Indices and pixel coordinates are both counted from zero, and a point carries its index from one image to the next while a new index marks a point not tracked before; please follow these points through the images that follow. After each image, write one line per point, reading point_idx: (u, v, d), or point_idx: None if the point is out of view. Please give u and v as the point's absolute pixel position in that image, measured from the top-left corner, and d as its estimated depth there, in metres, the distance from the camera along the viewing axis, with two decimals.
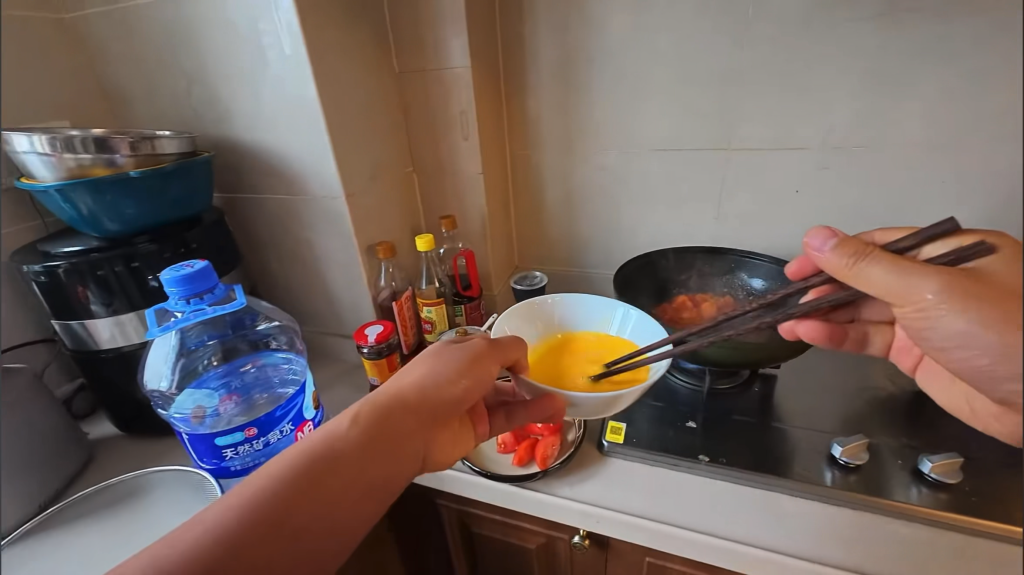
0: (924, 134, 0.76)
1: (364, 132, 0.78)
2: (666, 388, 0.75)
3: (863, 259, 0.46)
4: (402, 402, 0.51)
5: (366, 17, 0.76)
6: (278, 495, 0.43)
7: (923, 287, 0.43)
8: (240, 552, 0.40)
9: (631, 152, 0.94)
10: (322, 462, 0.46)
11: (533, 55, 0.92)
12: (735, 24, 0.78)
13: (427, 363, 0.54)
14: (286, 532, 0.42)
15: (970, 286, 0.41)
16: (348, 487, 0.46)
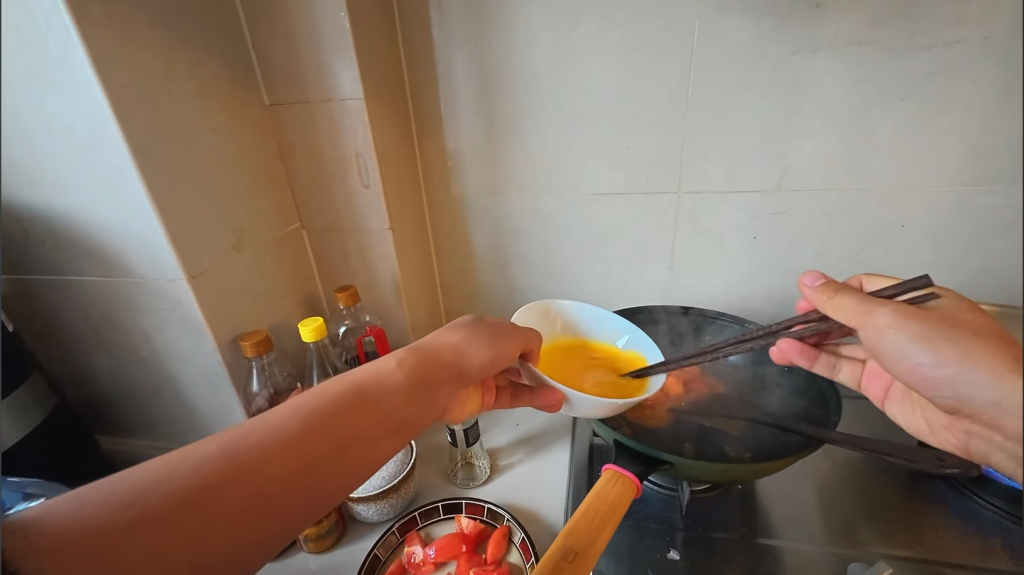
0: (882, 178, 0.69)
1: (215, 187, 0.56)
2: (637, 498, 0.63)
3: (837, 287, 0.45)
4: (443, 352, 0.53)
5: (210, 32, 0.55)
6: (324, 422, 0.44)
7: (880, 308, 0.41)
8: (280, 457, 0.41)
9: (569, 199, 0.81)
10: (364, 399, 0.47)
11: (448, 87, 0.76)
12: (679, 54, 0.67)
13: (465, 330, 0.55)
14: (322, 455, 0.42)
15: (933, 316, 0.39)
16: (374, 423, 0.46)
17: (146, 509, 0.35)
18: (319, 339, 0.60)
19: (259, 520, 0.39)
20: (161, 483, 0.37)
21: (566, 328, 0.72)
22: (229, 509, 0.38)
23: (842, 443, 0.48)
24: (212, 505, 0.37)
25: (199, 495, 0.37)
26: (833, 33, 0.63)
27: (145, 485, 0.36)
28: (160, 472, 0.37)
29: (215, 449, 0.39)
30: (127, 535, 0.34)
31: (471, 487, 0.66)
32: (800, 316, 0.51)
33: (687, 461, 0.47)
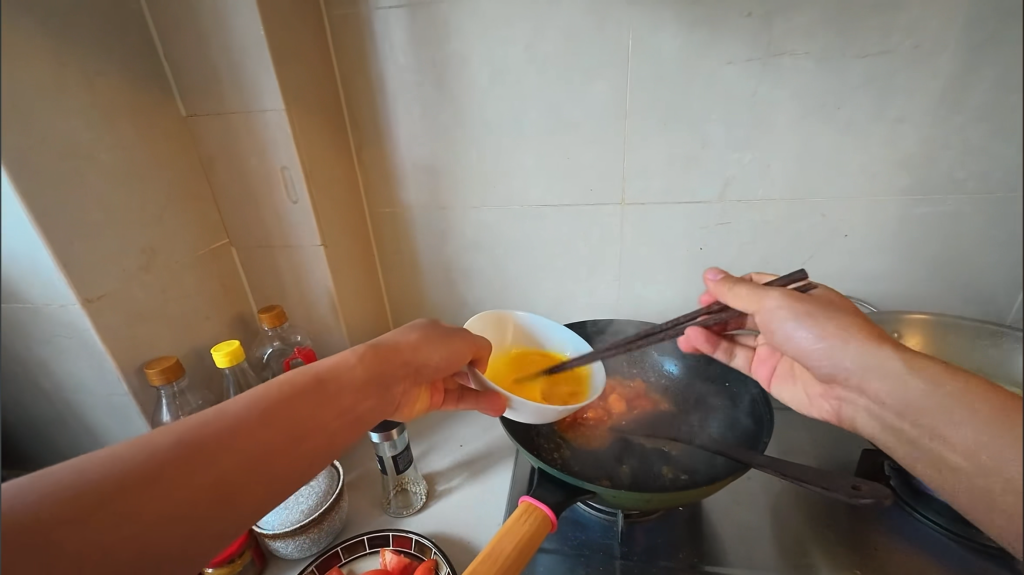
0: (824, 190, 0.68)
1: (122, 206, 0.53)
2: (575, 521, 0.61)
3: (734, 281, 0.49)
4: (405, 349, 0.51)
5: (119, 43, 0.52)
6: (271, 418, 0.41)
7: (771, 293, 0.46)
8: (222, 458, 0.38)
9: (514, 211, 0.78)
10: (316, 396, 0.44)
11: (384, 99, 0.74)
12: (614, 65, 0.66)
13: (422, 330, 0.53)
14: (267, 454, 0.40)
15: (810, 298, 0.46)
16: (330, 418, 0.44)
17: (77, 504, 0.32)
18: (234, 363, 0.59)
19: (205, 516, 0.36)
20: (96, 475, 0.33)
21: (516, 336, 0.67)
22: (174, 503, 0.35)
23: (765, 467, 0.48)
24: (154, 500, 0.34)
25: (140, 488, 0.34)
26: (767, 43, 0.62)
27: (74, 480, 0.33)
28: (91, 465, 0.33)
29: (157, 441, 0.36)
30: (59, 532, 0.31)
31: (404, 516, 0.62)
32: (704, 307, 0.54)
33: (609, 490, 0.48)
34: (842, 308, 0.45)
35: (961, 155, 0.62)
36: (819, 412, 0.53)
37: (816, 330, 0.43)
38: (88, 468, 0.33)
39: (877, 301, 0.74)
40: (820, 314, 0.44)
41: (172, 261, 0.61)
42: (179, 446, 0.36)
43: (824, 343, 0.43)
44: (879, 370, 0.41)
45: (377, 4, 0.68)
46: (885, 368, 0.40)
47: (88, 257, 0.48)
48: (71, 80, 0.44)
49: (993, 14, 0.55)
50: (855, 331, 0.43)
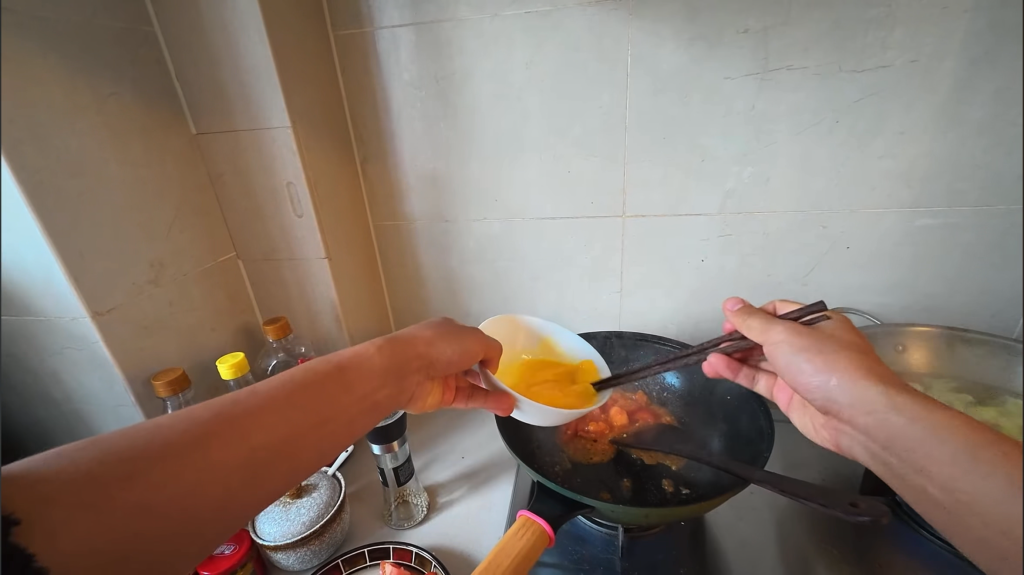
0: (826, 203, 0.68)
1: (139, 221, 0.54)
2: (575, 537, 0.61)
3: (749, 311, 0.50)
4: (422, 341, 0.53)
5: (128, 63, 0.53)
6: (295, 402, 0.43)
7: (778, 326, 0.47)
8: (251, 435, 0.40)
9: (515, 223, 0.79)
10: (337, 384, 0.46)
11: (388, 115, 0.76)
12: (613, 81, 0.67)
13: (440, 328, 0.54)
14: (290, 435, 0.42)
15: (816, 333, 0.45)
16: (348, 404, 0.46)
17: (117, 470, 0.34)
18: (239, 375, 0.60)
19: (232, 487, 0.38)
20: (135, 444, 0.35)
21: (527, 340, 0.67)
22: (203, 475, 0.37)
23: (763, 482, 0.48)
24: (186, 470, 0.36)
25: (171, 459, 0.36)
26: (764, 59, 0.62)
27: (115, 450, 0.34)
28: (130, 436, 0.35)
29: (190, 415, 0.38)
30: (104, 495, 0.33)
31: (405, 528, 0.62)
32: (728, 334, 0.53)
33: (607, 504, 0.48)
34: (850, 346, 0.44)
35: (959, 166, 0.62)
36: (825, 441, 0.53)
37: (815, 362, 0.44)
38: (129, 438, 0.35)
39: (879, 312, 0.73)
40: (821, 351, 0.44)
41: (179, 275, 0.61)
42: (210, 421, 0.39)
43: (818, 376, 0.44)
44: (864, 406, 0.40)
45: (381, 23, 0.70)
46: (869, 403, 0.40)
47: (111, 275, 0.49)
48: (83, 102, 0.44)
49: (987, 28, 0.55)
50: (855, 367, 0.42)
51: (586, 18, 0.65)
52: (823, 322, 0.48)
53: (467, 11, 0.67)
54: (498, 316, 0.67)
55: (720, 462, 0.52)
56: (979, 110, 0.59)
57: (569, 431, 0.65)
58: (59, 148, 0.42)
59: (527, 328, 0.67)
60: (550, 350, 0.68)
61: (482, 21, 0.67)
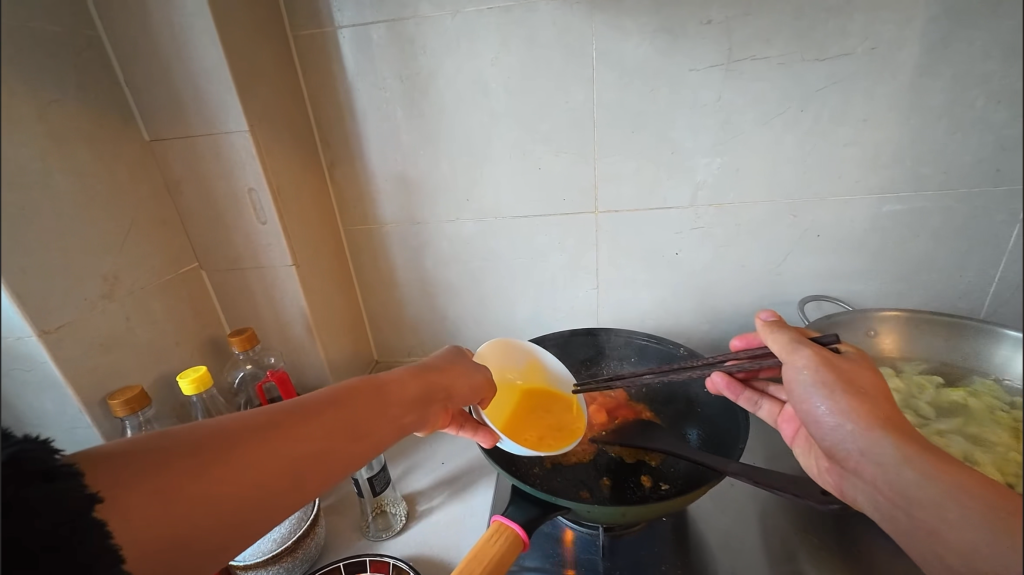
0: (795, 190, 0.68)
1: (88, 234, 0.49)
2: (558, 539, 0.60)
3: (777, 327, 0.48)
4: (449, 365, 0.54)
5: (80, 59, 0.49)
6: (335, 418, 0.43)
7: (802, 349, 0.44)
8: (295, 447, 0.40)
9: (490, 223, 0.78)
10: (375, 404, 0.46)
11: (354, 118, 0.74)
12: (579, 74, 0.67)
13: (461, 363, 0.56)
14: (328, 451, 0.42)
15: (841, 368, 0.42)
16: (381, 425, 0.46)
17: (173, 456, 0.35)
18: (201, 390, 0.58)
19: (264, 493, 0.38)
20: (190, 435, 0.36)
21: (516, 365, 0.67)
22: (244, 473, 0.37)
23: (739, 475, 0.48)
24: (230, 465, 0.36)
25: (221, 452, 0.37)
26: (728, 50, 0.62)
27: (176, 444, 0.36)
28: (191, 431, 0.37)
29: (239, 420, 0.39)
30: (168, 485, 0.34)
31: (384, 539, 0.60)
32: (734, 353, 0.53)
33: (582, 504, 0.48)
34: (875, 387, 0.41)
35: (922, 152, 0.63)
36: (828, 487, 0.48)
37: (836, 401, 0.40)
38: (191, 434, 0.37)
39: (851, 298, 0.74)
40: (845, 389, 0.40)
41: (134, 290, 0.57)
42: (259, 426, 0.39)
43: (832, 416, 0.40)
44: (880, 460, 0.37)
45: (341, 22, 0.68)
46: (885, 457, 0.36)
47: (54, 295, 0.45)
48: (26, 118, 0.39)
49: (943, 14, 0.56)
50: (878, 412, 0.38)
51: (550, 13, 0.64)
52: (844, 351, 0.45)
53: (429, 8, 0.66)
54: (492, 341, 0.66)
55: (695, 456, 0.53)
56: (938, 95, 0.60)
57: None
58: (27, 177, 0.40)
59: (517, 353, 0.67)
60: (536, 375, 0.67)
61: (444, 17, 0.66)
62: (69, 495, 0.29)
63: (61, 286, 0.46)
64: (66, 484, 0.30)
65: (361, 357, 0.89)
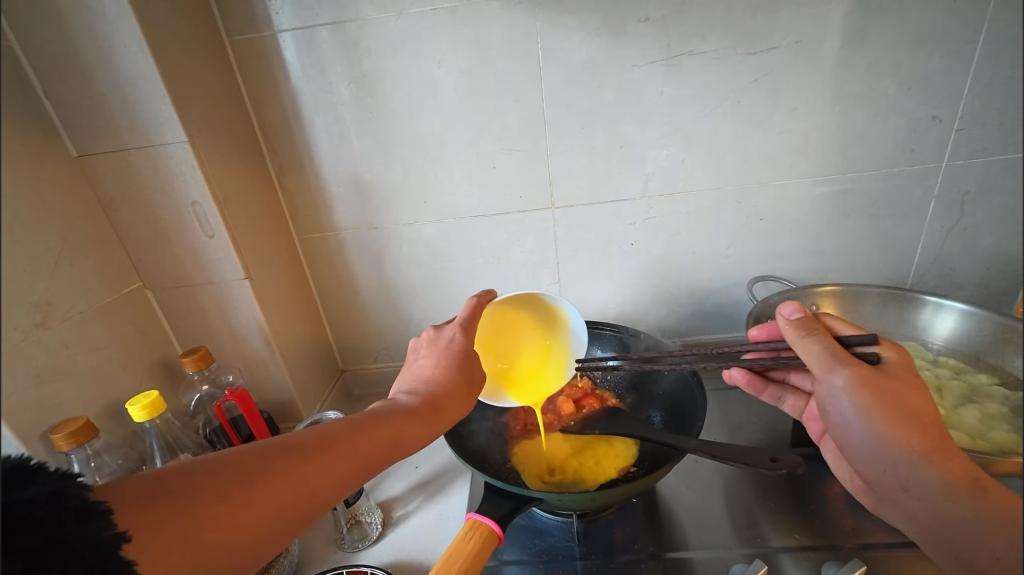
0: (736, 178, 0.72)
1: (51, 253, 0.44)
2: (535, 530, 0.61)
3: (810, 330, 0.48)
4: (460, 378, 0.51)
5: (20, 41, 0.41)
6: (341, 450, 0.42)
7: (840, 372, 0.45)
8: (302, 480, 0.40)
9: (447, 224, 0.78)
10: (382, 431, 0.44)
11: (301, 123, 0.72)
12: (527, 73, 0.68)
13: (464, 374, 0.51)
14: (334, 482, 0.41)
15: (881, 385, 0.44)
16: (388, 453, 0.44)
17: (190, 495, 0.36)
18: (154, 415, 0.56)
19: (277, 525, 0.39)
20: (205, 472, 0.37)
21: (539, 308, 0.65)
22: (258, 511, 0.38)
23: (697, 451, 0.51)
24: (242, 503, 0.37)
25: (232, 490, 0.37)
26: (667, 46, 0.65)
27: (189, 482, 0.37)
28: (204, 467, 0.38)
29: (248, 454, 0.39)
30: (183, 524, 0.36)
31: (361, 549, 0.60)
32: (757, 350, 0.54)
33: (554, 495, 0.49)
34: (914, 401, 0.42)
35: (846, 137, 0.68)
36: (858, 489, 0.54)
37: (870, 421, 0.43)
38: (202, 471, 0.38)
39: (795, 277, 0.79)
40: (882, 411, 0.43)
41: (72, 314, 0.48)
42: (266, 460, 0.39)
43: (868, 436, 0.43)
44: (913, 482, 0.38)
45: (280, 26, 0.67)
46: (916, 481, 0.38)
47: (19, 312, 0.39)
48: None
49: (856, 8, 0.61)
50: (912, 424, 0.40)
51: (494, 13, 0.65)
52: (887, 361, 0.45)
53: (372, 10, 0.65)
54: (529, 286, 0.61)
55: (658, 437, 0.55)
56: (857, 84, 0.65)
57: (519, 430, 0.68)
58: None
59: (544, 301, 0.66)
60: (557, 323, 0.65)
61: (388, 20, 0.66)
62: (100, 536, 0.31)
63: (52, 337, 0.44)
64: (96, 524, 0.32)
65: (325, 367, 0.87)
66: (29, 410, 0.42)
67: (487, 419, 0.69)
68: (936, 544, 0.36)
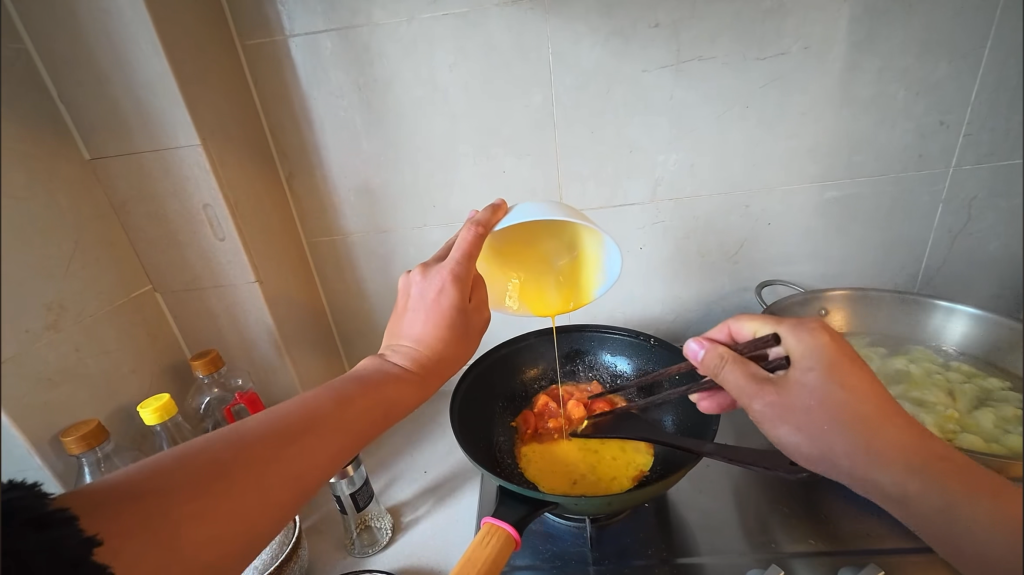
0: (745, 182, 0.72)
1: (62, 254, 0.43)
2: (547, 534, 0.60)
3: (718, 363, 0.43)
4: (433, 348, 0.50)
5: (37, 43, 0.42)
6: (320, 427, 0.42)
7: (757, 400, 0.41)
8: (285, 459, 0.40)
9: (457, 227, 0.78)
10: (359, 406, 0.45)
11: (311, 127, 0.73)
12: (537, 78, 0.68)
13: (443, 339, 0.50)
14: (315, 458, 0.41)
15: (795, 400, 0.40)
16: (366, 428, 0.45)
17: (167, 492, 0.35)
18: (165, 419, 0.55)
19: (263, 512, 0.38)
20: (184, 465, 0.36)
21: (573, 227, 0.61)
22: (245, 499, 0.37)
23: (714, 454, 0.51)
24: (228, 491, 0.37)
25: (217, 480, 0.37)
26: (677, 51, 0.65)
27: (168, 477, 0.36)
28: (180, 460, 0.37)
29: (226, 444, 0.39)
30: (165, 521, 0.34)
31: (371, 554, 0.59)
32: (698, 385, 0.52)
33: (570, 498, 0.49)
34: (836, 413, 0.38)
35: (854, 141, 0.68)
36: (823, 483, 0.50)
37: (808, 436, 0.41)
38: (180, 464, 0.36)
39: (804, 280, 0.79)
40: (804, 423, 0.40)
41: (82, 317, 0.46)
42: (248, 447, 0.39)
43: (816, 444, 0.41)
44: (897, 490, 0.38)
45: (292, 31, 0.67)
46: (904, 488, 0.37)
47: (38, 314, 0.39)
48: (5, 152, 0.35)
49: (864, 15, 0.61)
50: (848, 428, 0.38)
51: (504, 18, 0.65)
52: (800, 361, 0.39)
53: (383, 15, 0.66)
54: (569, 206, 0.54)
55: (671, 439, 0.55)
56: (866, 90, 0.65)
57: (529, 433, 0.68)
58: (15, 224, 0.36)
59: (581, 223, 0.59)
60: (590, 246, 0.61)
61: (400, 25, 0.66)
62: (64, 541, 0.29)
63: (66, 338, 0.43)
64: (60, 531, 0.29)
65: (332, 371, 0.87)
66: (38, 415, 0.41)
67: (497, 424, 0.70)
68: (962, 551, 0.36)
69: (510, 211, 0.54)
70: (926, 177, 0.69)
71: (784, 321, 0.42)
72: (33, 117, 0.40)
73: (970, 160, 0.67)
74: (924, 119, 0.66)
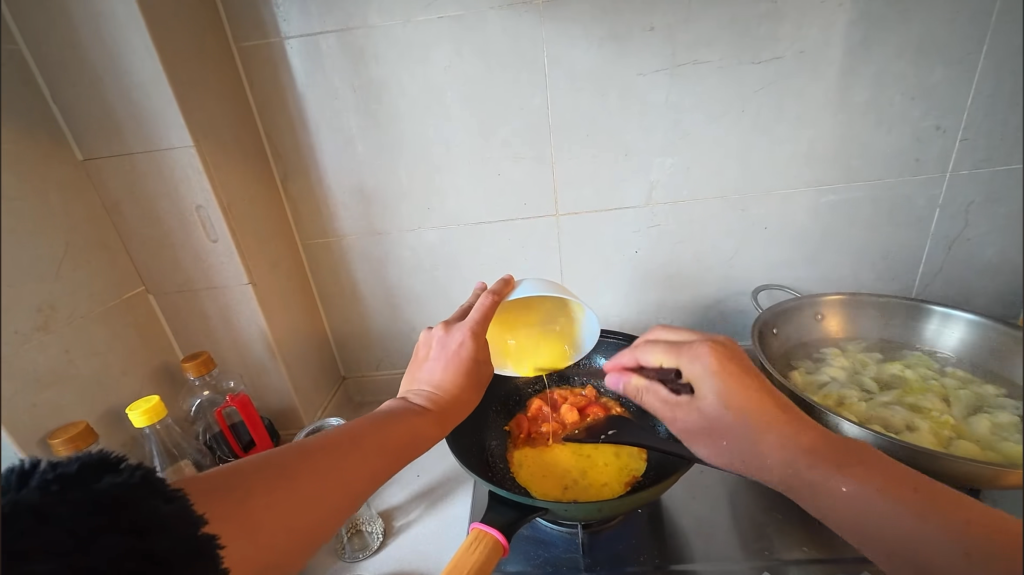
0: (741, 186, 0.72)
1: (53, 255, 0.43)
2: (539, 540, 0.60)
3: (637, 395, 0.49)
4: (460, 378, 0.50)
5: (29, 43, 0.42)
6: (370, 441, 0.44)
7: (675, 424, 0.48)
8: (339, 466, 0.41)
9: (452, 230, 0.78)
10: (401, 425, 0.46)
11: (306, 129, 0.72)
12: (533, 81, 0.68)
13: (465, 372, 0.50)
14: (365, 470, 0.42)
15: (700, 425, 0.46)
16: (410, 445, 0.46)
17: (215, 500, 0.35)
18: (154, 421, 0.55)
19: (321, 515, 0.39)
20: (253, 468, 0.38)
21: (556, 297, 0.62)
22: (299, 506, 0.38)
23: (705, 460, 0.50)
24: (292, 488, 0.38)
25: (281, 478, 0.38)
26: (672, 54, 0.65)
27: (240, 475, 0.38)
28: (251, 464, 0.39)
29: (289, 451, 0.41)
30: (237, 511, 0.36)
31: (361, 559, 0.59)
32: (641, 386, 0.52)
33: (560, 504, 0.49)
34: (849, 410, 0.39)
35: (851, 145, 0.68)
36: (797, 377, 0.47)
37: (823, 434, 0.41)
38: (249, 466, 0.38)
39: (801, 286, 0.78)
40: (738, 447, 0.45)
41: (74, 318, 0.46)
42: (306, 454, 0.41)
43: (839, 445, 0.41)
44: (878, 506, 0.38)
45: (287, 33, 0.67)
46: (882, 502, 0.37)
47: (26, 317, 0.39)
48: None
49: (860, 19, 0.61)
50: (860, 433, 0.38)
51: (500, 21, 0.65)
52: (701, 392, 0.45)
53: (378, 18, 0.66)
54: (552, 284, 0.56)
55: (664, 445, 0.54)
56: (862, 94, 0.65)
57: (521, 436, 0.67)
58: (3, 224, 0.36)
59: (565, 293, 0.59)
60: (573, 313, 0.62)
61: (396, 28, 0.66)
62: (187, 515, 0.32)
63: (56, 340, 0.43)
64: (182, 505, 0.32)
65: (326, 373, 0.86)
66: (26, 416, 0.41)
67: (489, 428, 0.69)
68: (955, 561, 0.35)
69: (519, 286, 0.56)
70: (922, 182, 0.69)
71: (681, 356, 0.46)
72: (25, 116, 0.40)
73: (968, 165, 0.66)
74: (921, 124, 0.65)
